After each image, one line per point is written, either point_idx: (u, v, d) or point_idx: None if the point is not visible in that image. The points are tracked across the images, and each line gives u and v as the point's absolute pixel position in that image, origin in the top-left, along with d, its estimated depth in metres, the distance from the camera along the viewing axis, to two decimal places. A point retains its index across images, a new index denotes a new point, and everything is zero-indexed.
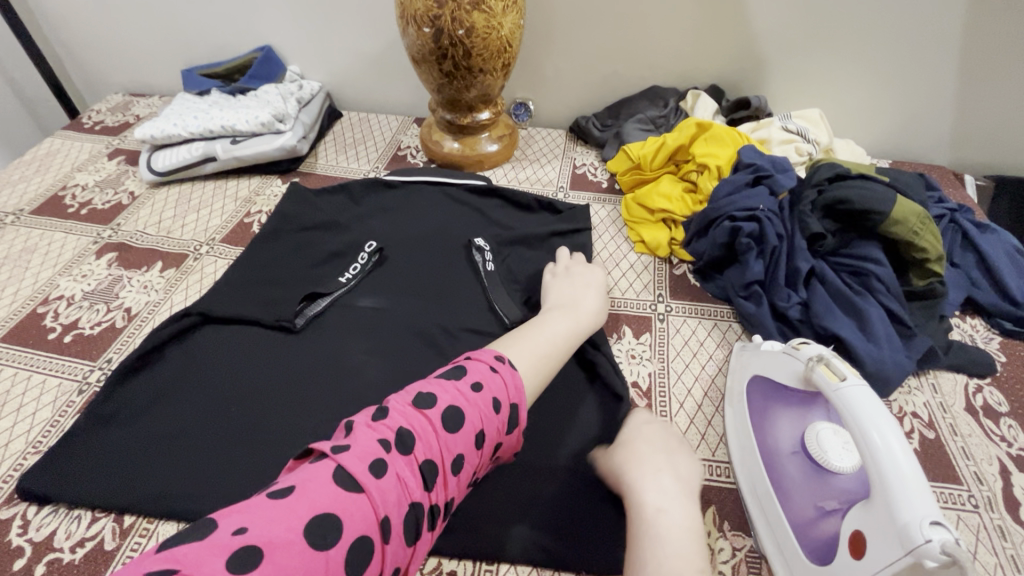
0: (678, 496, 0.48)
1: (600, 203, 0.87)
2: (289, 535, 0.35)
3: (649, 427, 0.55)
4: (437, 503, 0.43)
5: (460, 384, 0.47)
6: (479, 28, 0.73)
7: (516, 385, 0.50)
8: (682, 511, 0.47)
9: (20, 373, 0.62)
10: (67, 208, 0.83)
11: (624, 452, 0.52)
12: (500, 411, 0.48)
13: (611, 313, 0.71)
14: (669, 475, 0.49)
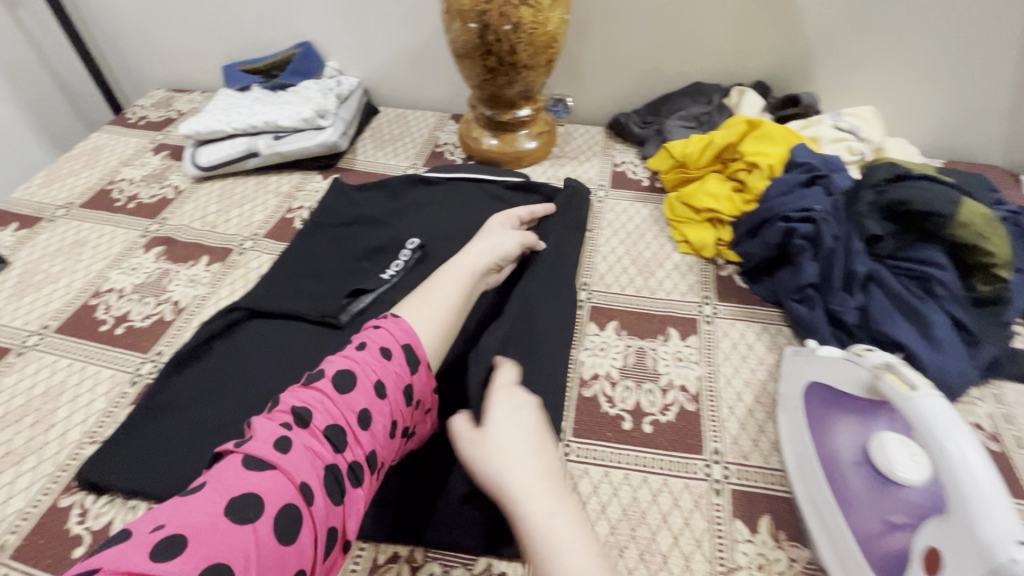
0: (562, 494, 0.43)
1: (642, 202, 0.85)
2: (210, 520, 0.37)
3: (513, 414, 0.48)
4: (358, 458, 0.45)
5: (348, 351, 0.49)
6: (526, 23, 0.72)
7: (405, 329, 0.51)
8: (569, 514, 0.41)
9: (75, 364, 0.64)
10: (115, 202, 0.84)
11: (495, 447, 0.45)
12: (395, 357, 0.49)
13: (656, 315, 0.70)
14: (539, 471, 0.44)
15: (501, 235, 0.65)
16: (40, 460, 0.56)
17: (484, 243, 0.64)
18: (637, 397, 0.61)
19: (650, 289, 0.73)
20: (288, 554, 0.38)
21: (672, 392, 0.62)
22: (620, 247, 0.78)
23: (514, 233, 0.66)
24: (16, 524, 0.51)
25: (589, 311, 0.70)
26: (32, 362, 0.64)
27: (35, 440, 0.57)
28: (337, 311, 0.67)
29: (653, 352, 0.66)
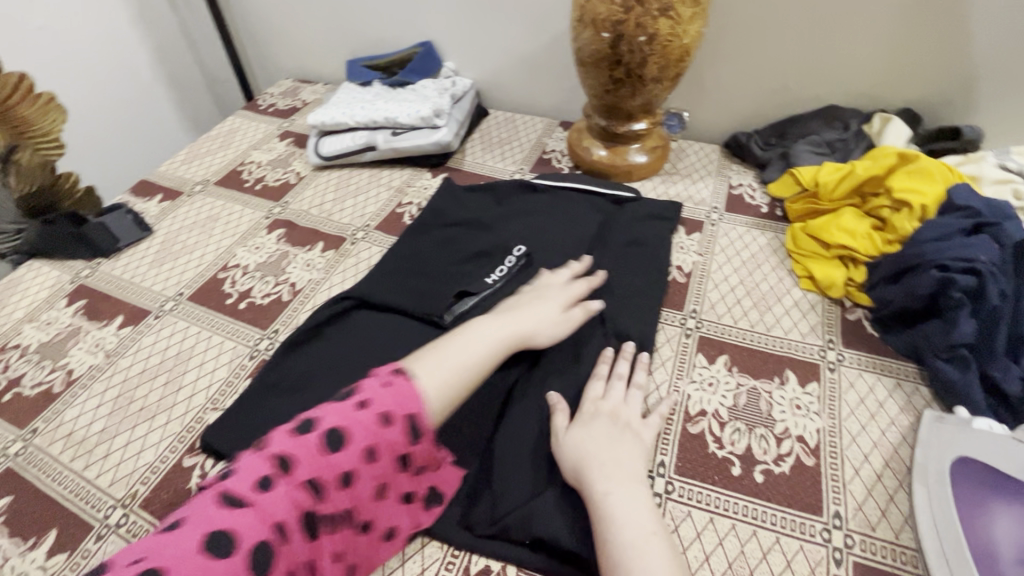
0: (626, 485, 0.48)
1: (759, 229, 0.80)
2: (180, 559, 0.38)
3: (591, 417, 0.54)
4: (336, 512, 0.45)
5: (347, 404, 0.47)
6: (662, 35, 0.69)
7: (412, 394, 0.49)
8: (626, 507, 0.46)
9: (203, 332, 0.68)
10: (244, 183, 0.90)
11: (569, 444, 0.52)
12: (393, 424, 0.47)
13: (772, 354, 0.65)
14: (604, 462, 0.49)
15: (557, 303, 0.63)
16: (169, 419, 0.60)
17: (539, 305, 0.62)
18: (748, 441, 0.57)
19: (766, 324, 0.68)
20: None
21: (787, 442, 0.57)
22: (734, 275, 0.74)
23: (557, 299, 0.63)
24: (146, 476, 0.55)
25: (698, 341, 0.66)
26: (167, 325, 0.69)
27: (166, 399, 0.61)
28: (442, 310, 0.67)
29: (768, 395, 0.61)
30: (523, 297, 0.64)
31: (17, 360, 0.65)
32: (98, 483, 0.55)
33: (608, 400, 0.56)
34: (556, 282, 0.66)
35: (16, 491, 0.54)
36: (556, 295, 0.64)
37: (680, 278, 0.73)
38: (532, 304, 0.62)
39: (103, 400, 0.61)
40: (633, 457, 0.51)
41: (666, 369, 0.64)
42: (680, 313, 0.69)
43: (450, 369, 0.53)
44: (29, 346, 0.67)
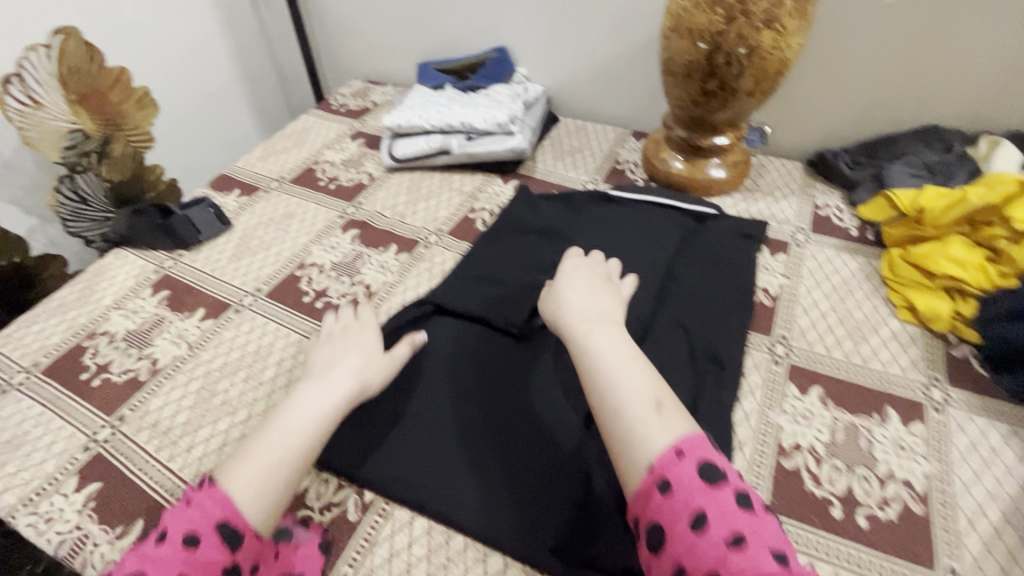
0: (604, 323, 0.51)
1: (850, 253, 0.76)
2: None
3: (573, 275, 0.57)
4: None
5: (143, 547, 0.41)
6: (764, 47, 0.66)
7: (217, 501, 0.42)
8: (607, 338, 0.49)
9: (281, 329, 0.69)
10: (318, 182, 0.91)
11: (555, 301, 0.54)
12: (204, 540, 0.41)
13: (870, 388, 0.61)
14: (583, 308, 0.52)
15: (375, 345, 0.57)
16: (250, 415, 0.60)
17: (356, 352, 0.56)
18: (848, 482, 0.53)
19: (862, 356, 0.64)
20: None
21: (893, 486, 0.53)
22: (825, 301, 0.70)
23: (362, 343, 0.57)
24: None
25: (789, 369, 0.63)
26: (246, 321, 0.70)
27: (247, 394, 0.62)
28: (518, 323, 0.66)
29: (869, 432, 0.57)
30: (335, 346, 0.57)
31: (106, 346, 0.67)
32: (183, 475, 0.55)
33: (586, 266, 0.59)
34: (349, 321, 0.61)
35: (104, 477, 0.55)
36: (363, 335, 0.58)
37: (766, 301, 0.70)
38: (347, 350, 0.56)
39: (186, 391, 0.62)
40: (611, 304, 0.53)
41: (755, 397, 0.60)
42: (768, 338, 0.66)
43: (268, 459, 0.45)
44: (117, 333, 0.68)
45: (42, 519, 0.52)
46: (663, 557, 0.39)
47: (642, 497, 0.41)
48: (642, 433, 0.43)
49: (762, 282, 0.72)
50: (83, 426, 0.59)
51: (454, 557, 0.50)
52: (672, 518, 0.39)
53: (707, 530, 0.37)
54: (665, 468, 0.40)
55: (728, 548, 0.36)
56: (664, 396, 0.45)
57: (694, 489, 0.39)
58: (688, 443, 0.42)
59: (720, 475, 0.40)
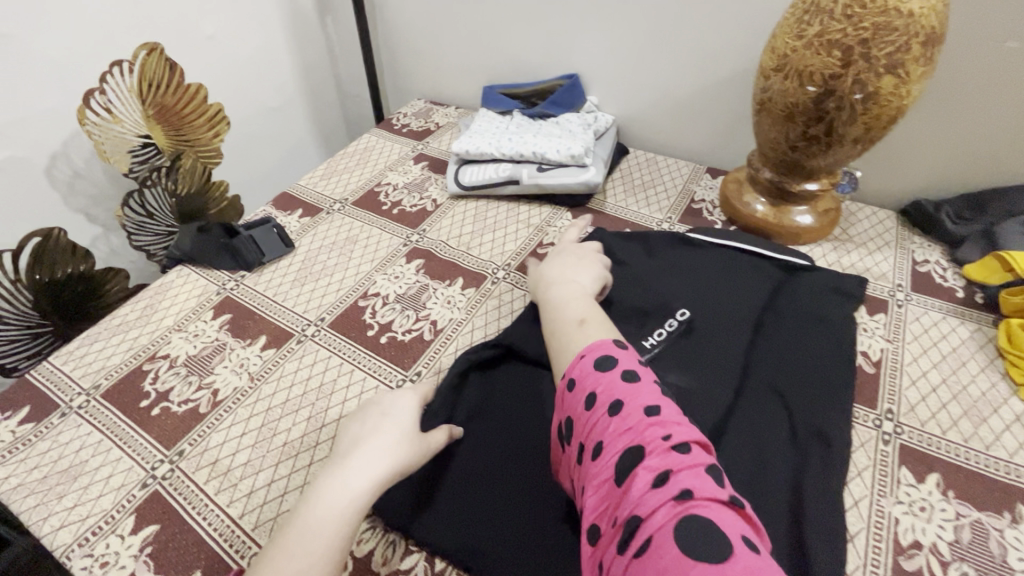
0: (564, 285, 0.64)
1: (957, 318, 0.69)
2: None
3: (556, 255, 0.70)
4: None
5: None
6: (883, 94, 0.61)
7: None
8: (561, 293, 0.62)
9: (344, 365, 0.66)
10: (381, 205, 0.89)
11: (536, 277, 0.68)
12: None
13: (996, 481, 0.54)
14: (552, 276, 0.66)
15: (409, 422, 0.53)
16: (312, 460, 0.57)
17: (384, 430, 0.52)
18: None
19: (984, 441, 0.57)
20: None
21: None
22: (934, 372, 0.63)
23: (386, 420, 0.53)
24: None
25: (900, 451, 0.57)
26: (309, 353, 0.67)
27: (309, 436, 0.59)
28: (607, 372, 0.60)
29: (1000, 534, 0.50)
30: (362, 425, 0.53)
31: (166, 371, 0.65)
32: (242, 524, 0.52)
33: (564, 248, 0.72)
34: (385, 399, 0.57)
35: (161, 520, 0.52)
36: (398, 411, 0.54)
37: (868, 368, 0.64)
38: (377, 427, 0.52)
39: (247, 428, 0.59)
40: (581, 274, 0.66)
41: (863, 481, 0.54)
42: (874, 412, 0.60)
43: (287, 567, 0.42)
44: (177, 358, 0.66)
45: (97, 562, 0.49)
46: (572, 440, 0.46)
47: (560, 400, 0.49)
48: (566, 340, 0.56)
49: (861, 346, 0.66)
50: (141, 460, 0.57)
51: None
52: (575, 404, 0.47)
53: (595, 405, 0.45)
54: (573, 369, 0.50)
55: (611, 415, 0.44)
56: (588, 315, 0.58)
57: (590, 378, 0.48)
58: (591, 348, 0.51)
59: (611, 363, 0.48)
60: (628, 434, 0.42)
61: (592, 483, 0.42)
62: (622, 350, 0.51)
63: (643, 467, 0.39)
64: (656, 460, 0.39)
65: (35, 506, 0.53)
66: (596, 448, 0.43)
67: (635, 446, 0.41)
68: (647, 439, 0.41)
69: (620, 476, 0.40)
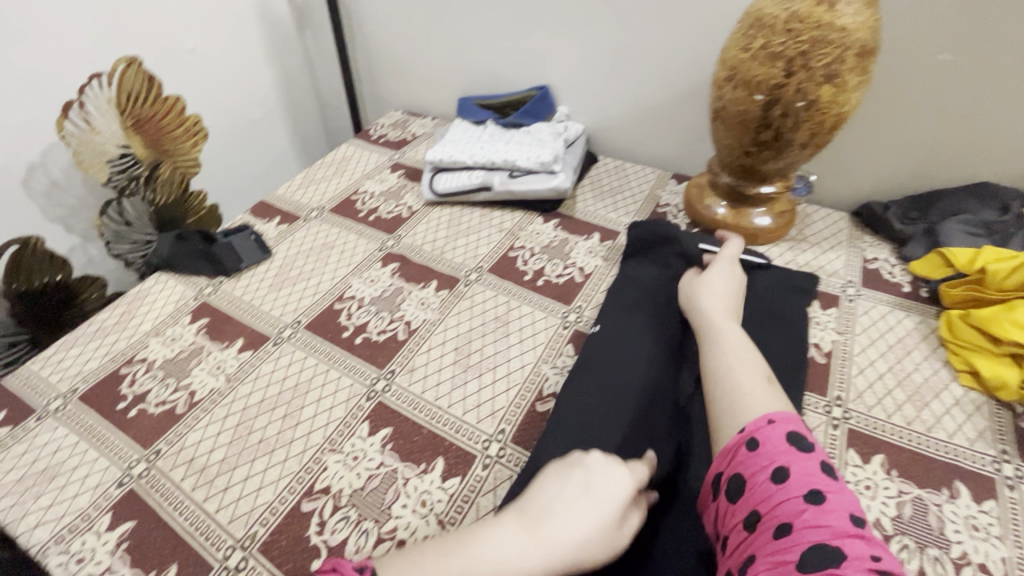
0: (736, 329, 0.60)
1: (903, 311, 0.74)
2: None
3: (713, 276, 0.67)
4: None
5: None
6: (823, 102, 0.65)
7: None
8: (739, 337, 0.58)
9: (320, 365, 0.67)
10: (358, 212, 0.91)
11: (693, 300, 0.64)
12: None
13: (936, 460, 0.58)
14: (724, 314, 0.62)
15: (614, 508, 0.44)
16: (288, 455, 0.58)
17: (583, 511, 0.44)
18: (921, 563, 0.50)
19: (925, 424, 0.61)
20: None
21: (968, 571, 0.49)
22: (881, 361, 0.67)
23: (595, 500, 0.44)
24: (264, 517, 0.53)
25: (847, 434, 0.60)
26: (285, 354, 0.69)
27: (285, 433, 0.60)
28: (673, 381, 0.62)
29: (937, 508, 0.54)
30: (567, 490, 0.45)
31: (144, 374, 0.66)
32: (218, 518, 0.53)
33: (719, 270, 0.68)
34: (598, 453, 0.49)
35: (137, 516, 0.53)
36: (608, 494, 0.45)
37: (819, 359, 0.68)
38: (576, 507, 0.44)
39: (223, 427, 0.61)
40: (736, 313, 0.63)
41: None
42: (824, 399, 0.63)
43: None
44: (155, 361, 0.68)
45: (74, 559, 0.50)
46: (743, 503, 0.43)
47: (731, 453, 0.46)
48: (746, 387, 0.51)
49: (813, 338, 0.70)
50: (117, 459, 0.58)
51: None
52: (756, 471, 0.43)
53: (784, 484, 0.41)
54: (755, 430, 0.46)
55: (803, 502, 0.40)
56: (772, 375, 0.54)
57: (779, 452, 0.44)
58: (781, 416, 0.46)
59: (808, 447, 0.44)
60: (823, 530, 0.38)
61: (765, 561, 0.38)
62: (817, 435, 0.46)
63: (837, 573, 0.35)
64: (855, 574, 0.35)
65: (11, 507, 0.54)
66: (776, 528, 0.39)
67: (832, 546, 0.37)
68: (848, 548, 0.37)
69: (807, 570, 0.36)
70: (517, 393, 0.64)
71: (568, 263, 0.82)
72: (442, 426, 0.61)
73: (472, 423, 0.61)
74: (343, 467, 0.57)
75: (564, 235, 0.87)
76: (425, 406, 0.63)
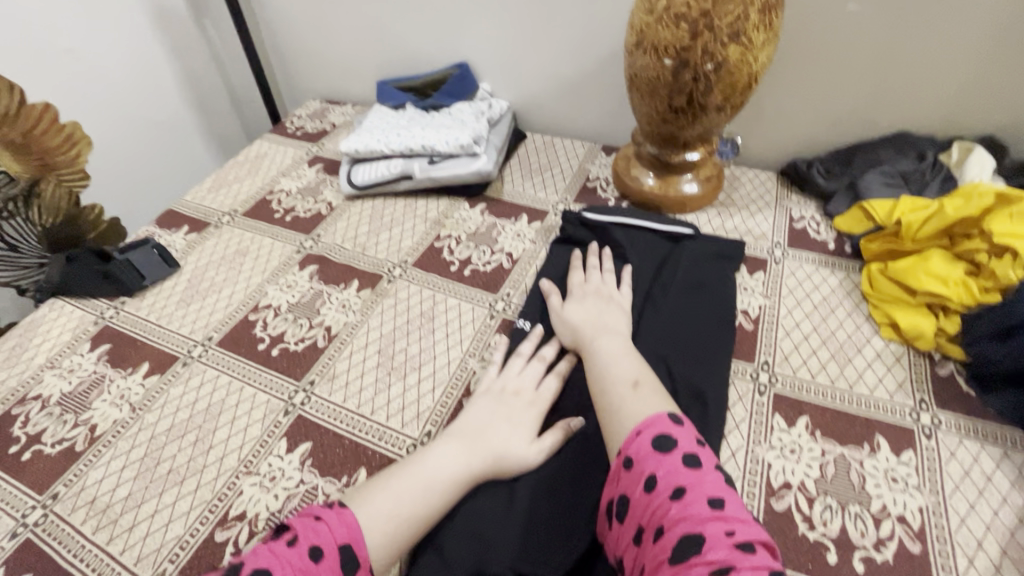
0: (612, 333, 0.60)
1: (828, 268, 0.74)
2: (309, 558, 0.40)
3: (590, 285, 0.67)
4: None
5: (275, 544, 0.41)
6: (731, 62, 0.64)
7: (347, 523, 0.44)
8: (610, 343, 0.58)
9: (234, 382, 0.64)
10: (273, 213, 0.86)
11: (562, 315, 0.64)
12: (326, 558, 0.41)
13: (859, 416, 0.58)
14: (598, 323, 0.61)
15: (531, 421, 0.55)
16: (199, 484, 0.55)
17: (509, 427, 0.54)
18: (843, 521, 0.51)
19: (848, 381, 0.61)
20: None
21: (887, 523, 0.50)
22: (806, 321, 0.68)
23: (523, 416, 0.55)
24: (174, 553, 0.50)
25: (774, 399, 0.60)
26: (196, 374, 0.64)
27: (195, 460, 0.57)
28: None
29: (859, 465, 0.54)
30: (495, 406, 0.56)
31: (38, 413, 0.61)
32: (123, 560, 0.50)
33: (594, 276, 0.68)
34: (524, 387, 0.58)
35: (33, 569, 0.50)
36: (524, 410, 0.56)
37: (746, 325, 0.67)
38: (500, 426, 0.54)
39: (128, 461, 0.57)
40: (615, 316, 0.62)
41: (740, 432, 0.57)
42: (751, 366, 0.63)
43: (391, 504, 0.46)
44: (50, 397, 0.62)
45: None
46: (627, 521, 0.43)
47: (612, 477, 0.46)
48: (618, 403, 0.51)
49: (741, 305, 0.70)
50: (10, 508, 0.54)
51: None
52: (631, 485, 0.43)
53: (655, 489, 0.42)
54: (625, 447, 0.46)
55: (670, 500, 0.41)
56: (642, 378, 0.54)
57: (647, 458, 0.44)
58: (646, 422, 0.47)
59: (671, 442, 0.44)
60: (688, 522, 0.39)
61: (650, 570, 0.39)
62: (678, 423, 0.47)
63: (701, 560, 0.37)
64: (719, 556, 0.37)
65: None
66: (654, 533, 0.40)
67: (697, 536, 0.38)
68: (709, 531, 0.38)
69: (677, 566, 0.37)
70: (443, 392, 0.62)
71: (496, 249, 0.79)
72: (364, 434, 0.58)
73: (396, 428, 0.59)
74: (260, 490, 0.54)
75: (492, 219, 0.83)
76: (346, 415, 0.60)
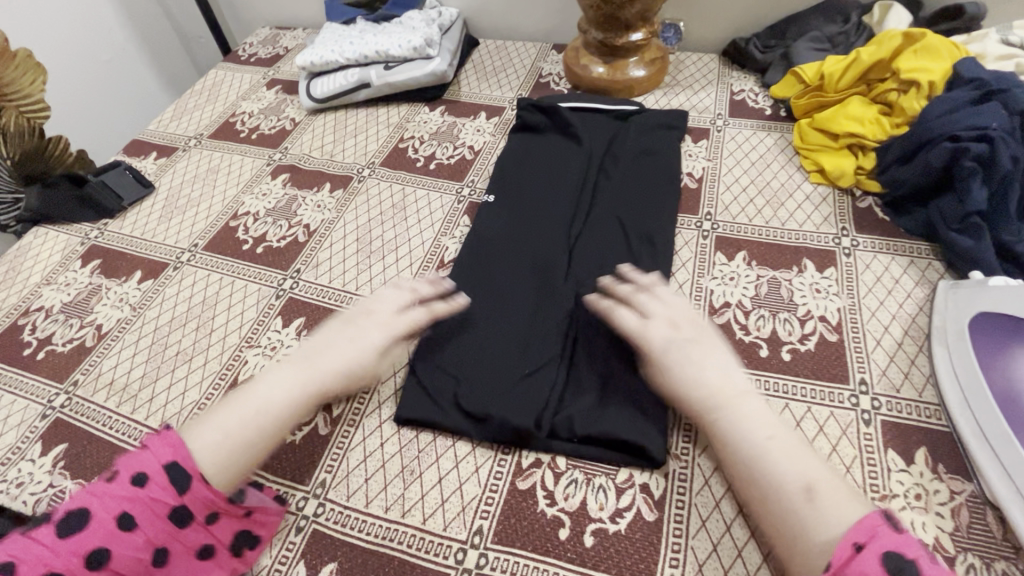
0: (740, 399, 0.46)
1: (765, 131, 0.80)
2: (129, 489, 0.42)
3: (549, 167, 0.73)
4: (170, 498, 0.42)
5: (100, 480, 0.43)
6: None
7: (171, 445, 0.44)
8: (750, 419, 0.45)
9: (225, 278, 0.68)
10: (239, 133, 0.88)
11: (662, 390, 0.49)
12: (151, 481, 0.42)
13: (790, 246, 0.66)
14: (717, 384, 0.47)
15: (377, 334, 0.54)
16: (206, 359, 0.60)
17: (353, 342, 0.53)
18: (773, 326, 0.59)
19: (781, 220, 0.69)
20: (184, 497, 0.42)
21: (811, 323, 0.59)
22: (744, 177, 0.74)
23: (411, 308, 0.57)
24: (194, 413, 0.56)
25: (715, 241, 0.67)
26: (187, 275, 0.69)
27: (200, 342, 0.62)
28: (562, 245, 0.66)
29: (788, 283, 0.62)
30: (340, 323, 0.55)
31: (44, 321, 0.65)
32: (148, 423, 0.56)
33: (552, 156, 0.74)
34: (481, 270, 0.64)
35: (68, 439, 0.55)
36: (376, 327, 0.55)
37: (691, 185, 0.74)
38: (339, 344, 0.53)
39: (138, 349, 0.62)
40: (736, 368, 0.49)
41: (687, 271, 0.65)
42: (695, 217, 0.70)
43: (225, 431, 0.45)
44: (53, 307, 0.67)
45: (14, 484, 0.53)
46: None
47: None
48: (796, 526, 0.39)
49: (686, 169, 0.76)
50: (37, 396, 0.59)
51: (424, 449, 0.53)
52: None
53: None
54: (845, 567, 0.36)
55: None
56: (812, 477, 0.41)
57: None
58: (863, 530, 0.37)
59: (912, 568, 0.35)
60: None
61: None
62: (897, 531, 0.37)
63: None
64: None
65: None
66: None
67: None
68: None
69: None
70: (420, 266, 0.68)
71: (457, 144, 0.83)
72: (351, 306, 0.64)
73: None
74: (263, 357, 0.60)
75: (452, 119, 0.87)
76: (332, 293, 0.66)
